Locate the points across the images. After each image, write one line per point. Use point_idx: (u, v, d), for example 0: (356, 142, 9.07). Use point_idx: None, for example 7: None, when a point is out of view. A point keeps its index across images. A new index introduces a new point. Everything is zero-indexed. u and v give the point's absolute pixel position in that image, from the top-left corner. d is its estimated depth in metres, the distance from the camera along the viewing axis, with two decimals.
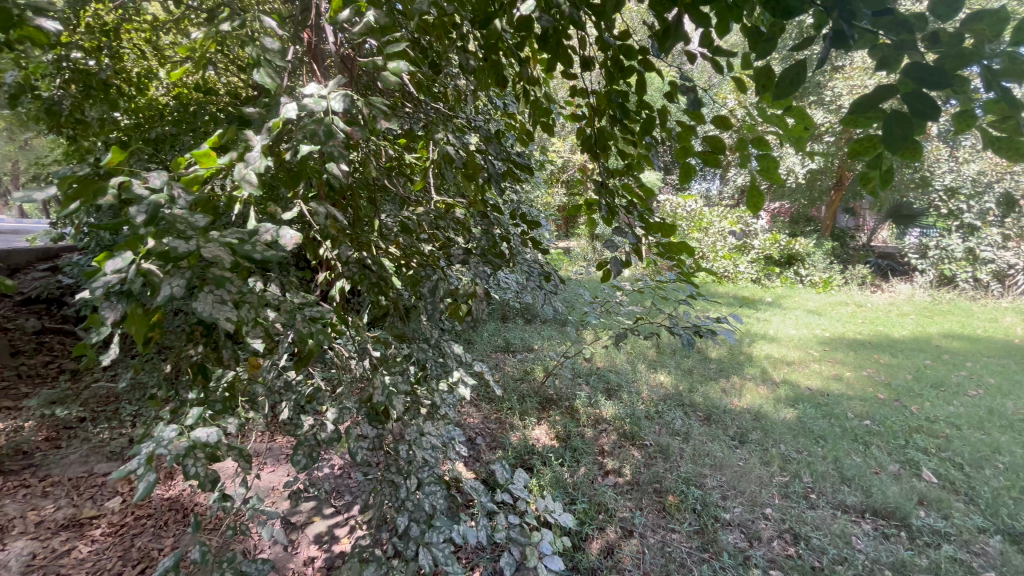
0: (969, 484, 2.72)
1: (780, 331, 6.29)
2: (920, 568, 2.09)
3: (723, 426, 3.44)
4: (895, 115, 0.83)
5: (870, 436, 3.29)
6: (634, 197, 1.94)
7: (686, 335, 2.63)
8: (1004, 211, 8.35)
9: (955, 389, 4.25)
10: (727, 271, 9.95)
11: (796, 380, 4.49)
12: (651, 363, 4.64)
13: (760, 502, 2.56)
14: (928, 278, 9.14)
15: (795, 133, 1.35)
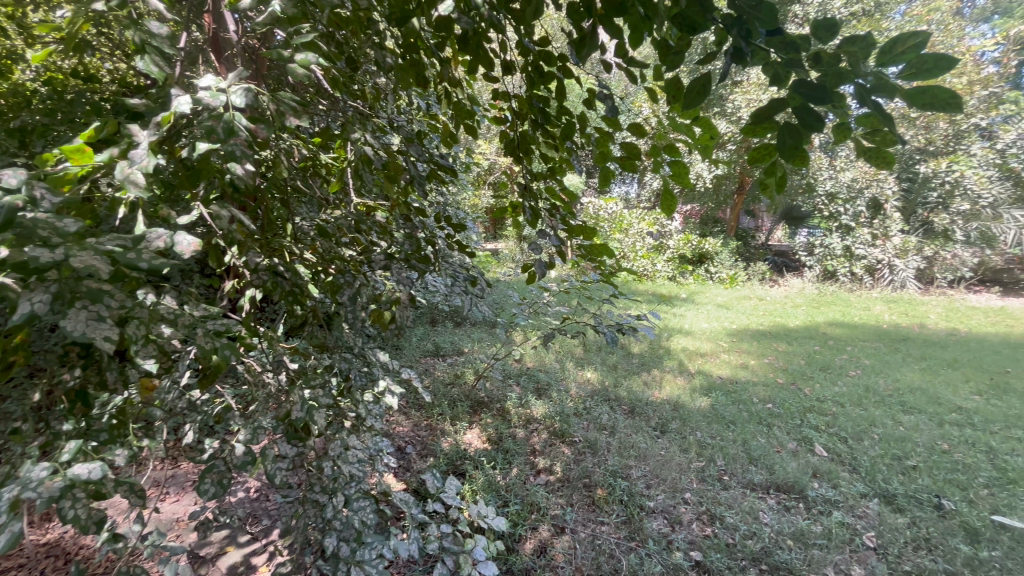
0: (851, 454, 3.07)
1: (693, 325, 6.77)
2: (816, 535, 2.32)
3: (646, 417, 3.62)
4: (785, 129, 0.92)
5: (772, 418, 3.62)
6: (557, 200, 1.99)
7: (610, 332, 2.74)
8: (872, 213, 9.74)
9: (838, 370, 4.82)
10: (646, 269, 10.53)
11: (708, 370, 4.84)
12: (579, 360, 4.79)
13: (680, 487, 2.72)
14: (815, 273, 10.24)
15: (703, 142, 1.45)
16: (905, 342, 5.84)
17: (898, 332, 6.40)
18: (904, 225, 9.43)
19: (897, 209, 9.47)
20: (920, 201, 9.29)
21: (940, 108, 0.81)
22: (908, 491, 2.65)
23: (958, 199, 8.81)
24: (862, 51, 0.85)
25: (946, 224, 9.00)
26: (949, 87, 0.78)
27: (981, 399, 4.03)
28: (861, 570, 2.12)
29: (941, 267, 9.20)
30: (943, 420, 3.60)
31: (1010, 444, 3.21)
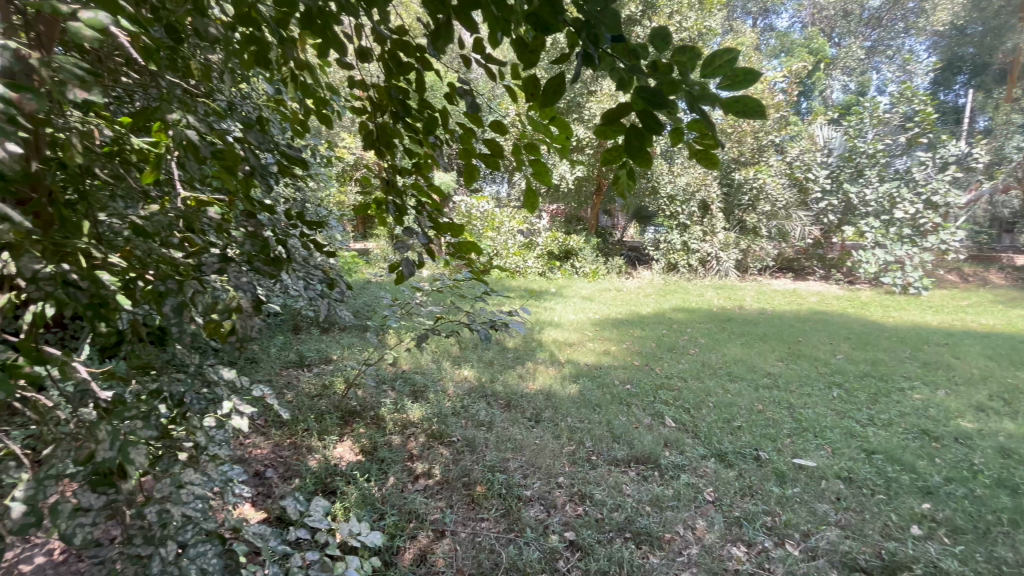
0: (694, 422, 3.53)
1: (562, 317, 7.19)
2: (669, 498, 2.60)
3: (521, 409, 3.74)
4: (632, 131, 1.01)
5: (631, 398, 4.00)
6: (424, 197, 1.94)
7: (484, 330, 2.76)
8: (703, 213, 11.22)
9: (682, 349, 5.53)
10: (518, 267, 10.90)
11: (576, 359, 5.18)
12: (455, 359, 4.77)
13: (554, 473, 2.86)
14: (661, 266, 11.51)
15: (560, 142, 1.52)
16: (730, 321, 6.92)
17: (725, 314, 7.54)
18: (726, 223, 11.16)
19: (720, 210, 11.14)
20: (736, 203, 11.07)
21: (749, 115, 0.95)
22: (736, 448, 3.12)
23: (762, 202, 10.83)
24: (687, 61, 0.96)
25: (755, 222, 10.89)
26: (755, 99, 0.91)
27: (782, 364, 4.95)
28: (704, 522, 2.43)
29: (753, 257, 11.11)
30: (758, 385, 4.32)
31: (803, 400, 3.97)
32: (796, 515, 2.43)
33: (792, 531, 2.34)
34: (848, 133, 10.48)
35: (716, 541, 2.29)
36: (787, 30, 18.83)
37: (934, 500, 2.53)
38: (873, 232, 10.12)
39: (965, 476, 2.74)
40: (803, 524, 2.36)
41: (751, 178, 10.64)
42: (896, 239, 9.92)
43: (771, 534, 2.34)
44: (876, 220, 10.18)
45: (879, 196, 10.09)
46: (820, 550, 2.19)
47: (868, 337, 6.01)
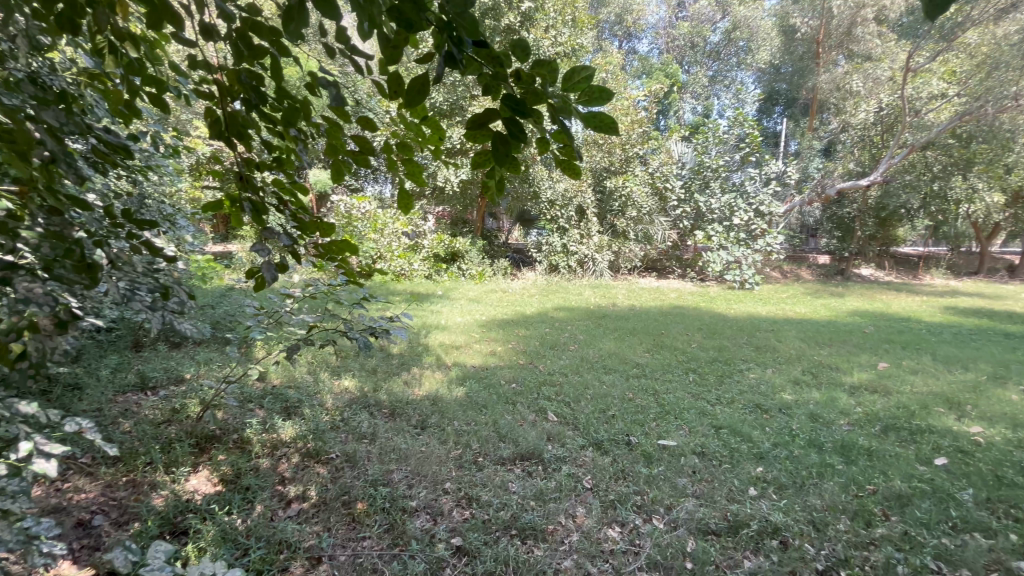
0: (574, 415, 3.73)
1: (449, 320, 7.16)
2: (551, 490, 2.70)
3: (406, 418, 3.62)
4: (498, 138, 1.03)
5: (516, 396, 4.10)
6: (285, 196, 1.79)
7: (362, 337, 2.61)
8: (580, 217, 11.98)
9: (563, 346, 5.84)
10: (403, 270, 10.60)
11: (463, 361, 5.17)
12: (334, 370, 4.47)
13: (440, 479, 2.81)
14: (543, 267, 12.04)
15: (431, 142, 1.51)
16: (604, 318, 7.49)
17: (600, 311, 8.14)
18: (600, 226, 12.05)
19: (595, 215, 12.01)
20: (608, 208, 12.02)
21: (602, 129, 1.03)
22: (610, 436, 3.36)
23: (630, 208, 11.89)
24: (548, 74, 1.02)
25: (624, 227, 11.93)
26: (607, 115, 0.99)
27: (649, 355, 5.48)
28: (583, 510, 2.57)
29: (624, 259, 12.16)
30: (629, 375, 4.72)
31: (666, 386, 4.42)
32: (660, 491, 2.69)
33: (658, 506, 2.57)
34: (696, 150, 12.00)
35: (593, 525, 2.43)
36: (647, 54, 20.99)
37: (765, 463, 2.97)
38: (717, 236, 11.72)
39: (787, 440, 3.27)
40: (666, 499, 2.61)
41: (620, 186, 11.61)
42: (735, 242, 11.60)
43: (640, 512, 2.56)
44: (720, 225, 11.80)
45: (721, 206, 11.72)
46: (680, 521, 2.44)
47: (715, 327, 6.92)
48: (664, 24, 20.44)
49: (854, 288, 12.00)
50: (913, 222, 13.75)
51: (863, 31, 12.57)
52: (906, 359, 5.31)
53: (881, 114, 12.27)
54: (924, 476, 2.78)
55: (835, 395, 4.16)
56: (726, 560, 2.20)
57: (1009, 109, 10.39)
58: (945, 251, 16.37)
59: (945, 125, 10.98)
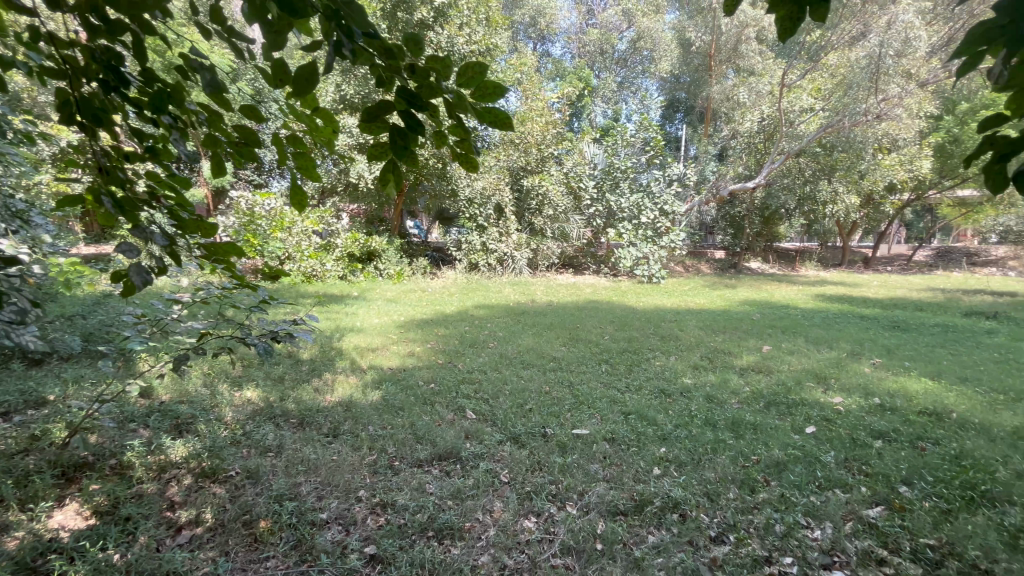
0: (492, 411, 3.76)
1: (364, 321, 6.90)
2: (468, 488, 2.70)
3: (316, 427, 3.43)
4: (395, 130, 1.05)
5: (434, 397, 4.05)
6: (162, 190, 1.62)
7: (262, 343, 2.42)
8: (499, 216, 12.09)
9: (483, 344, 5.86)
10: (315, 271, 10.02)
11: (379, 363, 5.00)
12: (235, 381, 4.12)
13: (353, 488, 2.70)
14: (464, 265, 12.03)
15: (324, 134, 1.42)
16: (524, 314, 7.65)
17: (520, 307, 8.28)
18: (518, 225, 12.27)
19: (513, 213, 12.18)
20: (526, 207, 12.24)
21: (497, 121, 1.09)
22: (527, 429, 3.42)
23: (546, 207, 12.20)
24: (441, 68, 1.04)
25: (541, 225, 12.23)
26: (501, 109, 1.05)
27: (565, 348, 5.67)
28: (500, 504, 2.60)
29: (542, 256, 12.50)
30: (546, 369, 4.86)
31: (580, 377, 4.61)
32: (574, 479, 2.79)
33: (571, 493, 2.68)
34: (606, 152, 12.58)
35: (509, 519, 2.47)
36: (560, 58, 21.72)
37: (667, 444, 3.20)
38: (628, 233, 12.43)
39: (687, 421, 3.55)
40: (579, 485, 2.73)
41: (537, 185, 11.86)
42: (643, 239, 12.38)
43: (555, 501, 2.64)
44: (629, 223, 12.50)
45: (630, 205, 12.43)
46: (591, 505, 2.56)
47: (626, 319, 7.34)
48: (575, 30, 21.30)
49: (745, 280, 13.34)
50: (791, 220, 15.57)
51: (747, 48, 13.83)
52: (784, 342, 6.00)
53: (763, 124, 13.72)
54: (798, 443, 3.15)
55: (727, 377, 4.59)
56: (632, 537, 2.34)
57: (861, 124, 12.08)
58: (816, 246, 18.72)
59: (814, 136, 12.53)
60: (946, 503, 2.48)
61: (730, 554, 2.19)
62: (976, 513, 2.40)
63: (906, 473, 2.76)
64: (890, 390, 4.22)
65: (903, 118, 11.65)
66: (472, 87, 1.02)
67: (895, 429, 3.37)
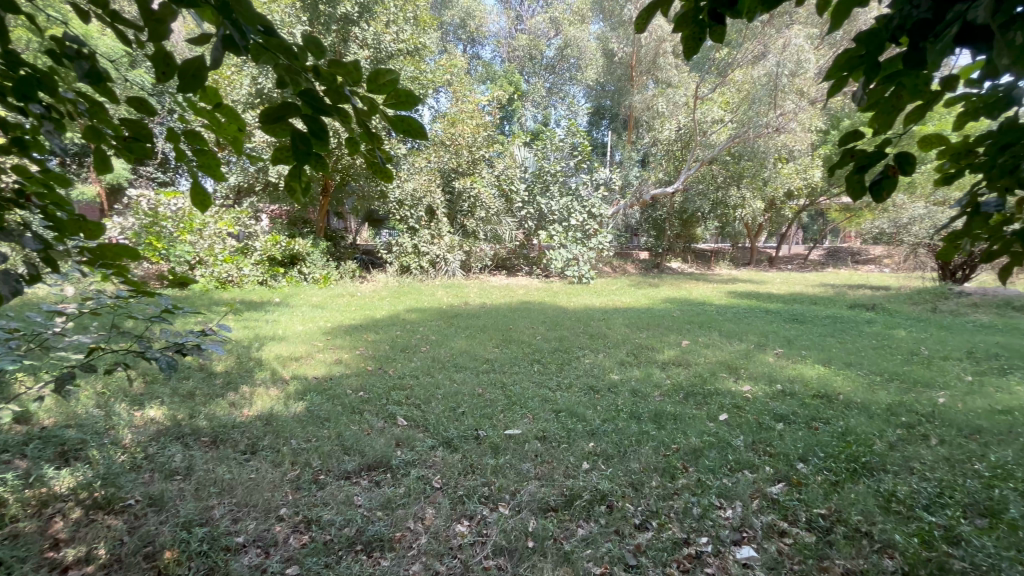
0: (423, 417, 3.70)
1: (287, 329, 6.51)
2: (399, 497, 2.64)
3: (231, 445, 3.18)
4: (297, 134, 1.14)
5: (363, 405, 3.91)
6: (36, 188, 1.44)
7: (164, 357, 2.18)
8: (430, 218, 11.93)
9: (414, 348, 5.74)
10: (231, 276, 9.33)
11: (304, 373, 4.74)
12: (136, 400, 3.73)
13: (273, 507, 2.54)
14: (395, 268, 11.77)
15: (228, 131, 1.33)
16: (457, 317, 7.59)
17: (453, 310, 8.21)
18: (451, 227, 12.18)
19: (445, 215, 12.06)
20: (457, 209, 12.17)
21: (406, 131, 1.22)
22: (460, 433, 3.40)
23: (478, 209, 12.18)
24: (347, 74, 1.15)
25: (474, 227, 12.22)
26: (413, 118, 1.19)
27: (498, 350, 5.71)
28: (432, 510, 2.56)
29: (475, 258, 12.50)
30: (479, 372, 4.85)
31: (512, 378, 4.66)
32: (506, 479, 2.81)
33: (503, 494, 2.69)
34: (537, 155, 12.80)
35: (442, 524, 2.44)
36: (490, 61, 21.87)
37: (595, 438, 3.32)
38: (558, 235, 12.72)
39: (613, 415, 3.71)
40: (511, 485, 2.75)
41: (468, 187, 11.81)
42: (573, 241, 12.73)
43: (487, 503, 2.64)
44: (560, 225, 12.81)
45: (560, 208, 12.76)
46: (523, 504, 2.60)
47: (557, 319, 7.50)
48: (504, 34, 21.60)
49: (667, 279, 14.17)
50: (706, 223, 16.76)
51: (665, 61, 14.67)
52: (701, 336, 6.44)
53: (680, 133, 14.65)
54: (712, 430, 3.40)
55: (651, 371, 4.86)
56: (562, 532, 2.40)
57: (764, 135, 13.28)
58: (728, 247, 20.26)
59: (724, 145, 13.59)
60: (835, 475, 2.78)
61: (653, 540, 2.31)
62: (858, 482, 2.71)
63: (803, 451, 3.06)
64: (790, 376, 4.66)
65: (798, 131, 12.96)
66: (382, 94, 1.16)
67: (794, 411, 3.73)
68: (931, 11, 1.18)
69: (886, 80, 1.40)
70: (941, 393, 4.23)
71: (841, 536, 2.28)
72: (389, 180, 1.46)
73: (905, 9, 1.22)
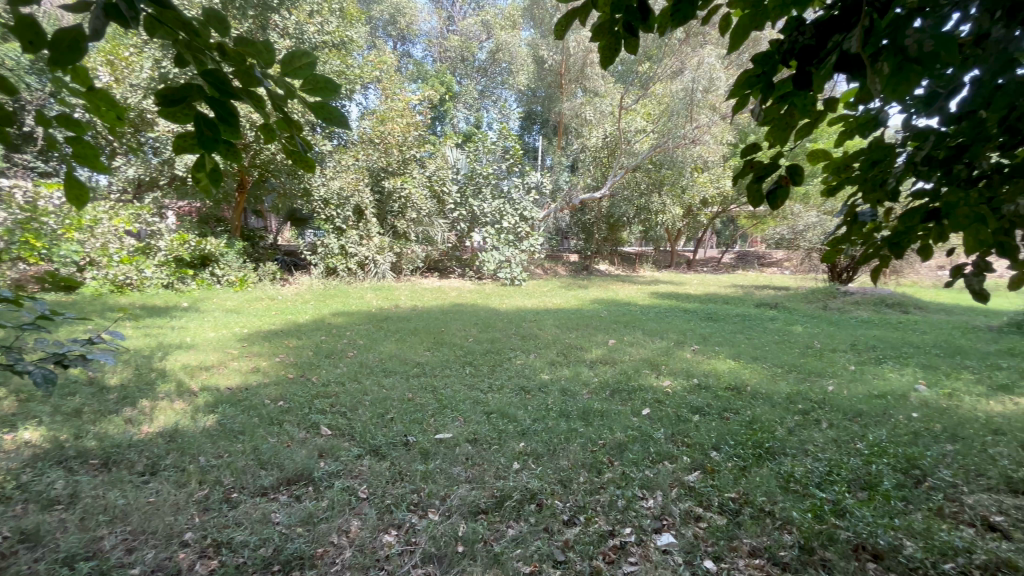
0: (349, 425, 3.54)
1: (197, 336, 5.98)
2: (321, 511, 2.51)
3: (126, 466, 2.85)
4: (203, 119, 1.06)
5: (282, 416, 3.67)
6: None
7: (39, 370, 1.89)
8: (358, 218, 11.51)
9: (340, 354, 5.50)
10: (129, 279, 8.43)
11: (214, 383, 4.37)
12: (5, 421, 3.24)
13: (176, 532, 2.31)
14: (320, 270, 11.30)
15: (108, 119, 1.24)
16: (386, 320, 7.38)
17: (382, 313, 7.98)
18: (380, 228, 11.83)
19: (374, 215, 11.68)
20: (387, 210, 11.83)
21: (326, 119, 1.17)
22: (388, 440, 3.29)
23: (408, 210, 11.88)
24: (257, 54, 1.10)
25: (404, 228, 11.95)
26: (333, 104, 1.15)
27: (429, 353, 5.61)
28: (357, 522, 2.46)
29: (406, 260, 12.22)
30: (409, 376, 4.74)
31: (444, 382, 4.59)
32: (435, 485, 2.76)
33: (433, 499, 2.64)
34: (469, 157, 12.72)
35: (367, 536, 2.35)
36: (421, 60, 21.60)
37: (526, 438, 3.35)
38: (491, 237, 12.74)
39: (543, 414, 3.78)
40: (441, 490, 2.71)
41: (399, 187, 11.51)
42: (505, 243, 12.84)
43: (416, 510, 2.58)
44: (492, 228, 12.86)
45: (492, 210, 12.81)
46: (453, 508, 2.56)
47: (489, 321, 7.53)
48: (436, 34, 21.46)
49: (595, 280, 14.73)
50: (631, 227, 17.64)
51: (592, 71, 15.25)
52: (626, 335, 6.75)
53: (606, 140, 15.29)
54: (636, 425, 3.56)
55: (579, 370, 5.01)
56: (493, 534, 2.40)
57: (681, 146, 14.20)
58: (651, 250, 21.43)
59: (646, 154, 14.37)
60: (743, 461, 3.02)
61: (580, 535, 2.37)
62: (762, 466, 2.96)
63: (716, 440, 3.29)
64: (705, 371, 5.00)
65: (711, 144, 14.01)
66: (300, 78, 1.12)
67: (708, 404, 4.01)
68: (813, 38, 1.35)
69: (780, 98, 1.54)
70: (830, 382, 4.74)
71: (748, 517, 2.48)
72: (310, 171, 1.40)
73: (792, 35, 1.38)
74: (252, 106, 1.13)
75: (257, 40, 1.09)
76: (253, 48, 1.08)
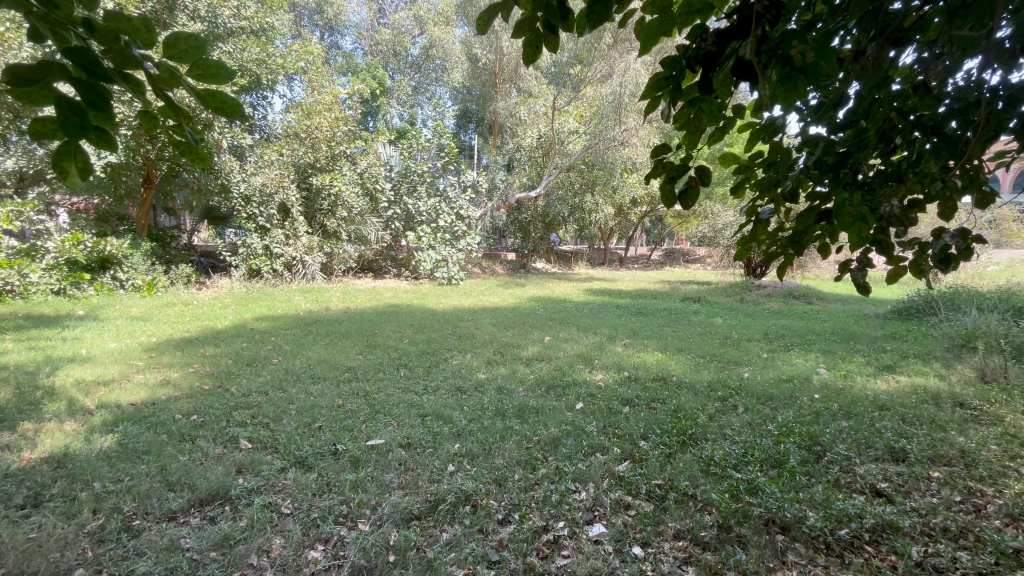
0: (272, 436, 3.33)
1: (93, 348, 5.36)
2: (238, 531, 2.33)
3: (1, 500, 2.49)
4: (65, 102, 0.95)
5: (196, 431, 3.38)
6: None
7: None
8: (283, 216, 10.92)
9: (263, 361, 5.16)
10: (9, 285, 7.43)
11: (115, 399, 3.93)
12: None
13: (64, 569, 2.05)
14: (241, 272, 10.62)
15: None
16: (315, 323, 7.03)
17: (312, 316, 7.59)
18: (308, 227, 11.24)
19: (301, 214, 11.07)
20: (316, 207, 11.26)
21: (222, 108, 1.11)
22: (315, 450, 3.12)
23: (339, 208, 11.36)
24: (135, 33, 1.04)
25: (335, 227, 11.45)
26: (225, 92, 1.09)
27: (361, 356, 5.41)
28: (280, 540, 2.31)
29: (338, 260, 11.75)
30: (340, 381, 4.54)
31: (377, 386, 4.45)
32: (366, 494, 2.66)
33: (364, 509, 2.54)
34: (403, 154, 12.21)
35: (290, 554, 2.22)
36: (351, 52, 20.90)
37: (461, 439, 3.32)
38: (426, 237, 12.46)
39: (479, 414, 3.76)
40: (372, 499, 2.61)
41: (328, 184, 10.97)
42: (441, 242, 12.63)
43: (345, 522, 2.47)
44: (428, 226, 12.57)
45: (429, 209, 12.53)
46: (385, 516, 2.48)
47: (425, 321, 7.38)
48: (366, 26, 20.72)
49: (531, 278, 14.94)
50: (566, 226, 18.08)
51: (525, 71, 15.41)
52: (561, 332, 6.90)
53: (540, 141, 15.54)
54: (569, 420, 3.64)
55: (516, 368, 5.04)
56: (426, 539, 2.35)
57: (611, 147, 14.74)
58: (586, 248, 22.06)
59: (579, 155, 14.77)
60: (668, 448, 3.18)
61: (514, 533, 2.38)
62: (686, 451, 3.13)
63: (644, 430, 3.44)
64: (635, 364, 5.22)
65: (639, 146, 14.62)
66: (184, 61, 1.06)
67: (637, 395, 4.18)
68: (714, 45, 1.44)
69: (689, 103, 1.60)
70: (746, 369, 5.12)
71: (673, 501, 2.60)
72: (205, 167, 1.31)
73: (697, 41, 1.46)
74: (130, 91, 1.05)
75: (132, 17, 1.02)
76: (130, 26, 1.03)
